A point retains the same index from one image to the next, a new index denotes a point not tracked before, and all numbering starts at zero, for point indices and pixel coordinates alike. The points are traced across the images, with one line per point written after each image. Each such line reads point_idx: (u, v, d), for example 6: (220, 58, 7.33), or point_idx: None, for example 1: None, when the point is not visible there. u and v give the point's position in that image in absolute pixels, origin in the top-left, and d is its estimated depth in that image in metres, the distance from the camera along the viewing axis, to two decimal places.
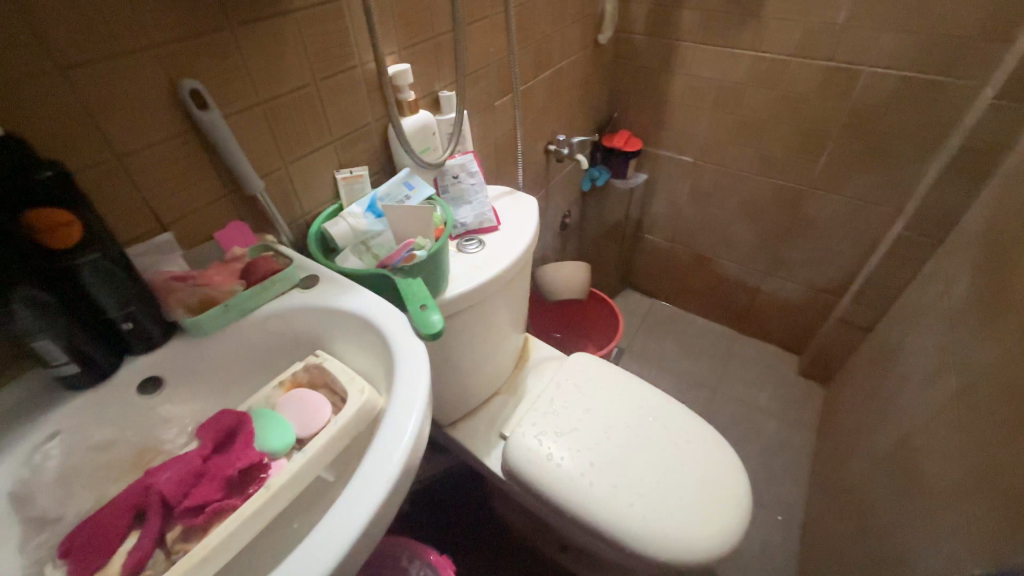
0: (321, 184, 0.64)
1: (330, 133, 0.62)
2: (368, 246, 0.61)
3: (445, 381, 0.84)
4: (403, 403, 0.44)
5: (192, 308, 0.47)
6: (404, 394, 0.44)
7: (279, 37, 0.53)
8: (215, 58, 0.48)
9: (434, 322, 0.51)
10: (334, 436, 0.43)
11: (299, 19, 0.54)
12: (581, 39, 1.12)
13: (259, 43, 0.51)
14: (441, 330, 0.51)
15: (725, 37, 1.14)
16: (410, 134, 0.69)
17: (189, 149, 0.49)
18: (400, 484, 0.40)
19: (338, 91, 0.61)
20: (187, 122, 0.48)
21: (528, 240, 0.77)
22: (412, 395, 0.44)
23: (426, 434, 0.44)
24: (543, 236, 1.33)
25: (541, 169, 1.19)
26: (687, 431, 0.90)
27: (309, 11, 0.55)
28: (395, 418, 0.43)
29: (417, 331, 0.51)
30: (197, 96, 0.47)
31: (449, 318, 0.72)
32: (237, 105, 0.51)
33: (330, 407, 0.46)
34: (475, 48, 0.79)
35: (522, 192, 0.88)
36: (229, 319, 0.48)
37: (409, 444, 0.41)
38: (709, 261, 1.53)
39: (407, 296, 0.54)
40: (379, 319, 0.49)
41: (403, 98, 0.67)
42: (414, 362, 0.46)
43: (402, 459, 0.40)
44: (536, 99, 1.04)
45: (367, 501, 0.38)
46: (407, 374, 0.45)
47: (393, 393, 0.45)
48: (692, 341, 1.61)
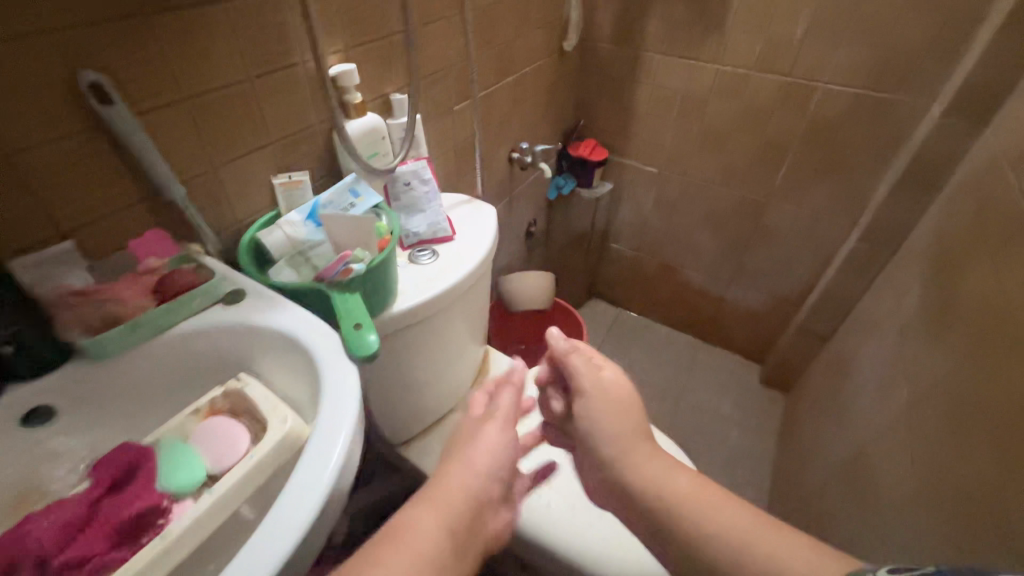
0: (255, 190, 0.59)
1: (268, 134, 0.58)
2: (306, 257, 0.57)
3: (397, 399, 0.80)
4: (328, 433, 0.40)
5: (94, 328, 0.42)
6: (326, 424, 0.40)
7: (203, 28, 0.48)
8: (127, 48, 0.43)
9: (370, 342, 0.46)
10: (248, 472, 0.39)
11: (228, 9, 0.49)
12: (544, 45, 1.10)
13: (184, 34, 0.47)
14: (378, 351, 0.46)
15: (689, 47, 1.14)
16: (357, 138, 0.65)
17: (93, 148, 0.44)
18: (315, 531, 0.36)
19: (276, 91, 0.57)
20: (92, 120, 0.43)
21: (484, 253, 0.74)
22: (336, 424, 0.40)
23: (351, 470, 0.40)
24: (506, 244, 1.30)
25: (504, 176, 1.16)
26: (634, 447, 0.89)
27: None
28: (315, 450, 0.39)
29: (351, 353, 0.46)
30: (104, 92, 0.42)
31: (398, 334, 0.68)
32: (157, 102, 0.46)
33: (248, 438, 0.42)
34: (432, 50, 0.75)
35: (481, 201, 0.85)
36: (139, 339, 0.44)
37: (330, 484, 0.37)
38: (673, 270, 1.53)
39: (344, 313, 0.49)
40: (307, 339, 0.45)
41: (349, 100, 0.63)
42: (340, 389, 0.42)
43: (319, 501, 0.36)
44: (499, 105, 1.01)
45: (273, 554, 0.33)
46: (331, 403, 0.41)
47: (318, 425, 0.41)
48: (658, 349, 1.61)
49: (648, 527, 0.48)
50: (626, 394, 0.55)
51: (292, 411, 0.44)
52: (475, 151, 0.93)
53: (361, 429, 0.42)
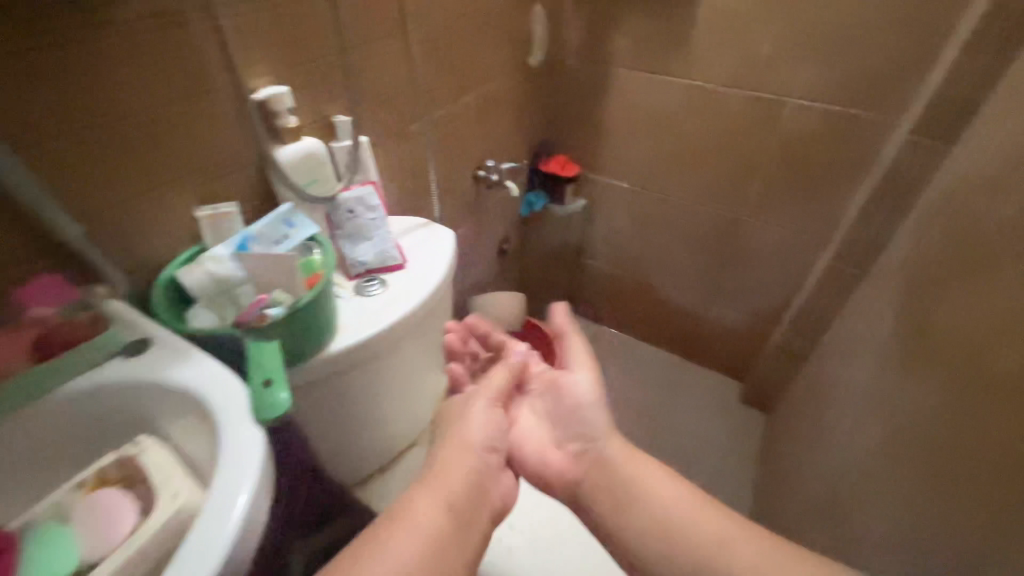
0: (175, 224, 0.54)
1: (185, 164, 0.53)
2: (228, 297, 0.53)
3: (347, 441, 0.74)
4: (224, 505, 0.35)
5: None
6: (219, 501, 0.35)
7: (100, 58, 0.44)
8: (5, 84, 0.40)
9: (281, 401, 0.41)
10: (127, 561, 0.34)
11: (130, 36, 0.46)
12: (508, 62, 1.07)
13: (72, 62, 0.43)
14: (290, 409, 0.42)
15: (657, 63, 1.12)
16: (291, 165, 0.61)
17: None
18: None
19: (196, 118, 0.53)
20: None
21: (436, 282, 0.70)
22: (227, 498, 0.35)
23: (252, 547, 0.36)
24: (476, 264, 1.26)
25: (471, 196, 1.12)
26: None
27: (145, 26, 0.46)
28: (199, 532, 0.34)
29: (255, 414, 0.41)
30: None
31: (340, 373, 0.63)
32: (46, 137, 0.43)
33: (134, 517, 0.37)
34: (377, 70, 0.72)
35: (438, 224, 0.81)
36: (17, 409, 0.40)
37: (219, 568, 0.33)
38: (650, 286, 1.50)
39: (254, 366, 0.44)
40: (213, 395, 0.41)
41: (283, 125, 0.59)
42: (243, 452, 0.38)
43: None
44: (460, 124, 0.97)
45: None
46: (230, 471, 0.37)
47: (211, 499, 0.36)
48: (638, 368, 1.57)
49: (616, 500, 0.57)
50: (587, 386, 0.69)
51: (190, 480, 0.39)
52: (432, 173, 0.89)
53: (268, 497, 0.38)
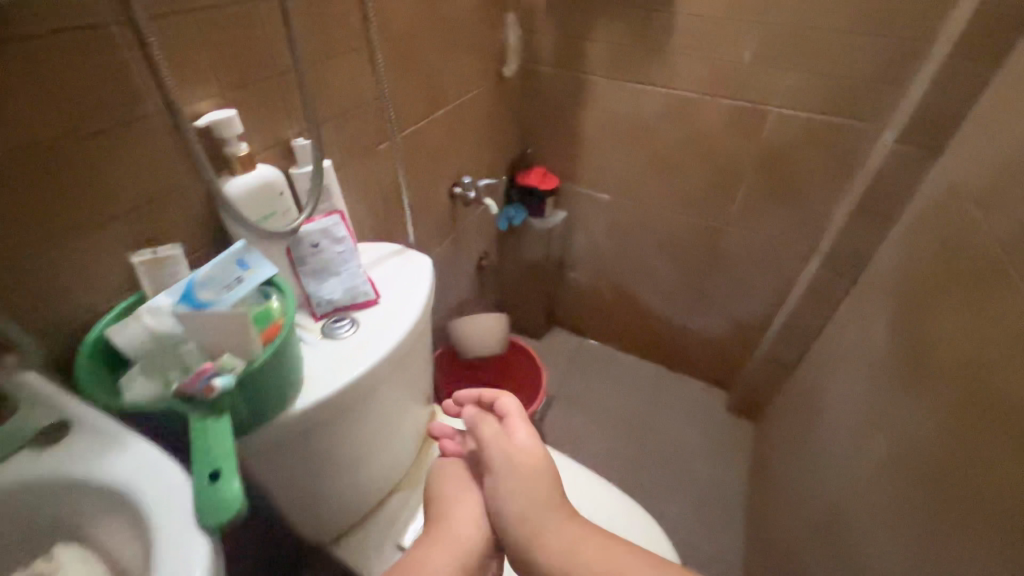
0: (104, 273, 0.47)
1: (115, 204, 0.46)
2: (169, 359, 0.45)
3: (321, 498, 0.67)
4: None
5: None
6: None
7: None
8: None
9: (232, 492, 0.35)
10: None
11: (36, 59, 0.38)
12: (480, 72, 1.01)
13: None
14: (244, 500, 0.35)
15: (635, 72, 1.08)
16: (243, 199, 0.53)
17: None
18: None
19: (122, 152, 0.45)
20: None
21: (414, 319, 0.64)
22: None
23: None
24: (453, 284, 1.19)
25: (445, 214, 1.06)
26: (577, 487, 0.84)
27: (52, 48, 0.39)
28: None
29: (197, 512, 0.34)
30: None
31: (309, 430, 0.56)
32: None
33: None
34: (338, 88, 0.65)
35: (413, 250, 0.75)
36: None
37: None
38: (632, 298, 1.46)
39: (202, 451, 0.38)
40: (140, 489, 0.35)
41: (233, 154, 0.52)
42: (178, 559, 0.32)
43: None
44: (430, 138, 0.91)
45: None
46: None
47: None
48: (623, 382, 1.53)
49: None
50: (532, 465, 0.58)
51: None
52: (403, 194, 0.82)
53: None
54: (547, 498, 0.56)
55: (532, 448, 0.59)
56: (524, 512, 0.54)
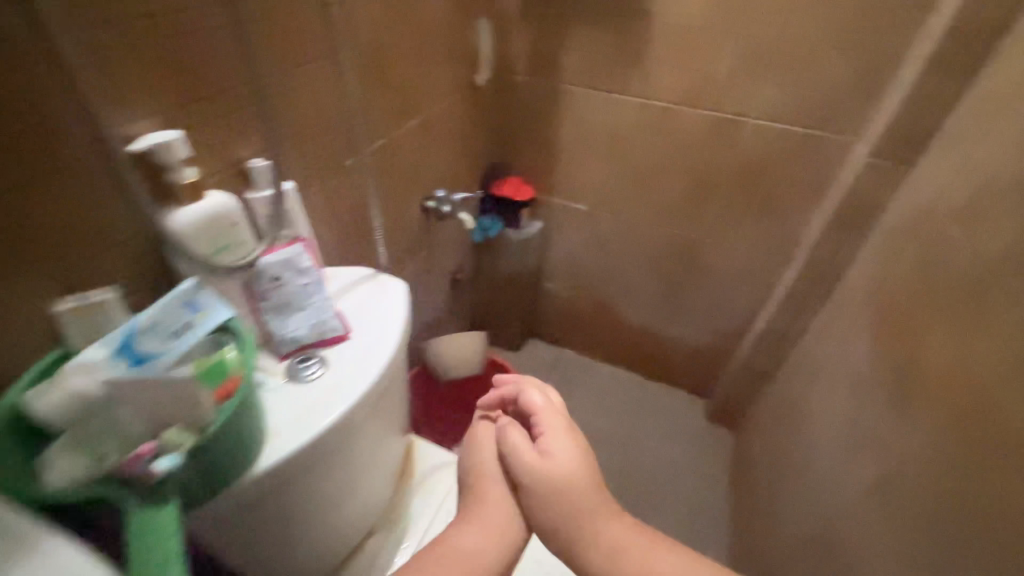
0: (19, 326, 0.40)
1: (32, 246, 0.39)
2: (95, 428, 0.38)
3: (288, 555, 0.60)
4: None
5: None
6: None
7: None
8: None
9: None
10: None
11: None
12: (453, 80, 0.96)
13: None
14: None
15: (613, 81, 1.05)
16: (191, 232, 0.47)
17: None
18: None
19: (37, 187, 0.38)
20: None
21: (390, 354, 0.59)
22: None
23: None
24: (427, 301, 1.14)
25: (419, 229, 1.00)
26: None
27: None
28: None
29: None
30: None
31: (276, 489, 0.50)
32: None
33: None
34: (300, 101, 0.59)
35: (385, 275, 0.70)
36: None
37: None
38: (611, 309, 1.44)
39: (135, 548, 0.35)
40: None
41: (177, 181, 0.45)
42: None
43: None
44: (402, 152, 0.85)
45: None
46: None
47: None
48: (603, 393, 1.51)
49: None
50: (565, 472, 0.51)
51: None
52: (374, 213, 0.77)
53: None
54: (583, 507, 0.49)
55: (561, 453, 0.52)
56: (564, 522, 0.49)
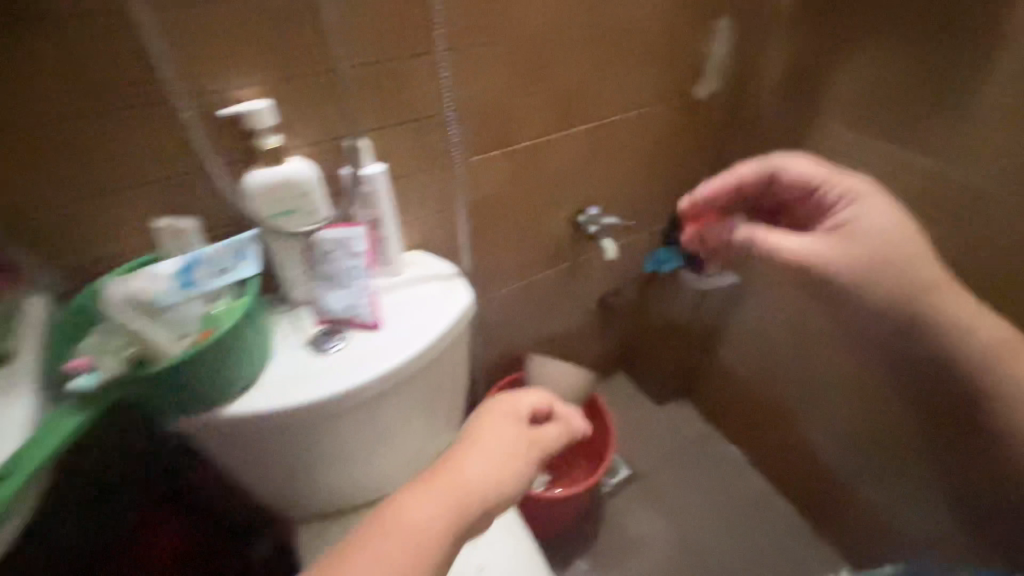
0: (128, 226, 0.54)
1: (142, 172, 0.52)
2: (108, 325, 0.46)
3: (277, 490, 0.66)
4: None
5: None
6: None
7: (8, 54, 0.43)
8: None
9: None
10: None
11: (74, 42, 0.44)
12: (648, 86, 0.81)
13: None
14: None
15: (886, 124, 0.71)
16: (259, 192, 0.53)
17: None
18: None
19: (148, 127, 0.50)
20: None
21: (392, 363, 0.57)
22: None
23: None
24: (555, 313, 1.05)
25: (559, 238, 0.91)
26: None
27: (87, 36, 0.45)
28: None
29: None
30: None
31: (250, 434, 0.55)
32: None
33: None
34: (409, 92, 0.60)
35: (460, 280, 0.66)
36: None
37: None
38: (793, 420, 1.04)
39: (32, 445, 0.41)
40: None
41: (261, 145, 0.52)
42: None
43: None
44: (548, 155, 0.77)
45: None
46: None
47: None
48: (740, 514, 1.13)
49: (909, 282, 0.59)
50: (886, 229, 0.60)
51: None
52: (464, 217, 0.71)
53: None
54: (897, 257, 0.59)
55: (869, 209, 0.61)
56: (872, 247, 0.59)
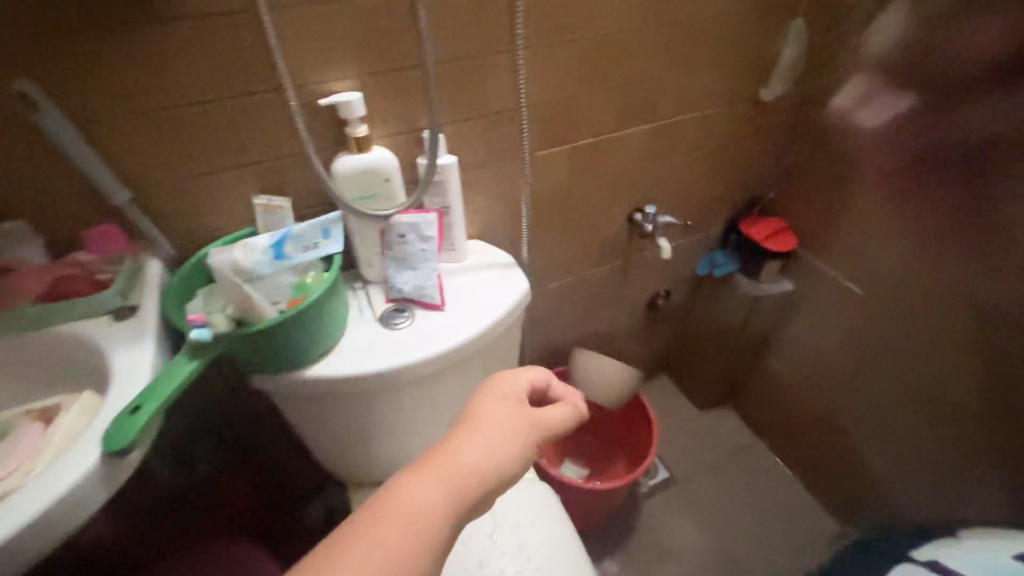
0: (231, 203, 0.60)
1: (246, 155, 0.57)
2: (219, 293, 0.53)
3: (339, 454, 0.71)
4: (66, 469, 0.42)
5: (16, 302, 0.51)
6: (60, 470, 0.42)
7: (147, 47, 0.48)
8: (59, 64, 0.46)
9: (126, 435, 0.42)
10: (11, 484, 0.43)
11: (196, 36, 0.49)
12: (715, 87, 0.81)
13: (133, 45, 0.47)
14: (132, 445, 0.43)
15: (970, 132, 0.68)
16: (346, 177, 0.58)
17: (39, 147, 0.49)
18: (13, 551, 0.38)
19: (254, 115, 0.55)
20: (29, 122, 0.48)
21: (455, 342, 0.61)
22: (61, 474, 0.41)
23: (92, 503, 0.42)
24: (604, 310, 1.06)
25: (614, 235, 0.92)
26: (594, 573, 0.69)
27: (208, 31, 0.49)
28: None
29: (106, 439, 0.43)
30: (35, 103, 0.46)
31: (324, 397, 0.61)
32: (93, 114, 0.49)
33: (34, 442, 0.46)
34: (485, 88, 0.63)
35: (518, 269, 0.70)
36: (4, 334, 0.51)
37: (22, 523, 0.38)
38: (845, 435, 1.01)
39: (153, 386, 0.47)
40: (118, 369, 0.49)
41: (352, 134, 0.56)
42: (93, 441, 0.43)
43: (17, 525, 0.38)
44: (610, 153, 0.79)
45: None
46: (79, 450, 0.43)
47: (61, 462, 0.42)
48: (783, 527, 1.10)
49: None
50: None
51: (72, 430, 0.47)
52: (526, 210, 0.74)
53: (116, 472, 0.43)
54: None
55: None
56: None
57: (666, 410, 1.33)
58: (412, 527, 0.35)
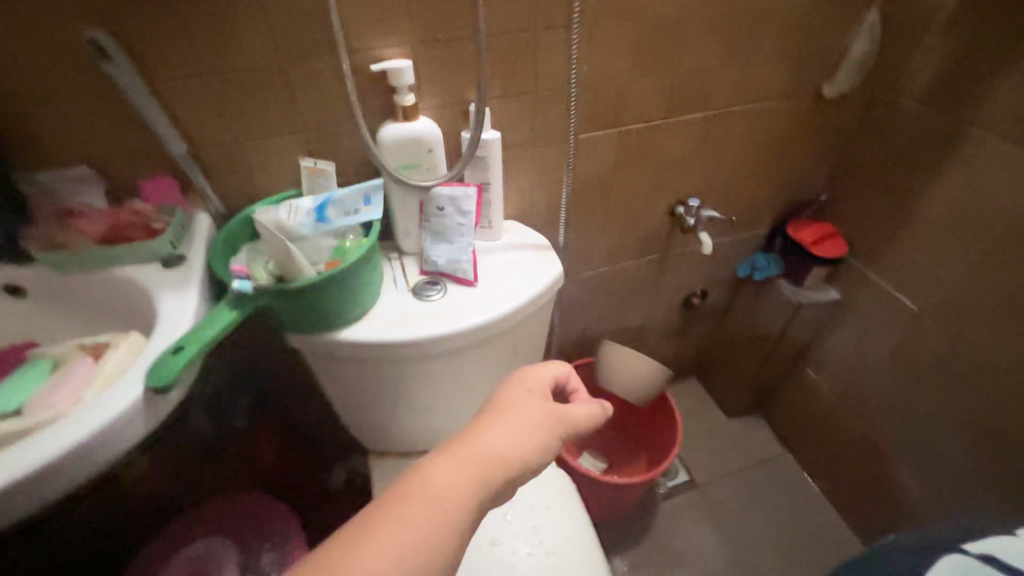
0: (281, 165, 0.61)
1: (298, 118, 0.58)
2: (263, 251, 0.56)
3: (362, 420, 0.73)
4: (115, 395, 0.44)
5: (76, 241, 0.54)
6: (109, 395, 0.44)
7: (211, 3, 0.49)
8: (132, 17, 0.48)
9: (171, 369, 0.45)
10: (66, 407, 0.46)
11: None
12: (775, 79, 0.77)
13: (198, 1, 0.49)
14: (174, 379, 0.45)
15: None
16: (391, 144, 0.58)
17: (107, 95, 0.51)
18: (65, 467, 0.41)
19: (307, 78, 0.56)
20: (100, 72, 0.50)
21: (484, 318, 0.61)
22: (110, 399, 0.44)
23: (135, 429, 0.45)
24: (637, 304, 1.04)
25: (655, 228, 0.90)
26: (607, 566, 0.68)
27: None
28: (29, 488, 0.40)
29: (151, 373, 0.45)
30: (106, 52, 0.48)
31: (353, 361, 0.62)
32: (159, 66, 0.51)
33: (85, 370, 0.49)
34: (536, 65, 0.62)
35: (553, 253, 0.69)
36: (71, 271, 0.55)
37: (75, 441, 0.41)
38: (881, 456, 0.96)
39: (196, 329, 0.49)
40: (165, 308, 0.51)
41: (400, 102, 0.57)
42: (138, 372, 0.46)
43: (70, 442, 0.41)
44: (658, 141, 0.77)
45: (37, 455, 0.40)
46: (128, 378, 0.45)
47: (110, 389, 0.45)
48: (805, 545, 1.06)
49: None
50: None
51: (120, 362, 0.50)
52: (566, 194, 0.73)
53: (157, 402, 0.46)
54: None
55: None
56: None
57: (692, 413, 1.29)
58: (437, 508, 0.34)
